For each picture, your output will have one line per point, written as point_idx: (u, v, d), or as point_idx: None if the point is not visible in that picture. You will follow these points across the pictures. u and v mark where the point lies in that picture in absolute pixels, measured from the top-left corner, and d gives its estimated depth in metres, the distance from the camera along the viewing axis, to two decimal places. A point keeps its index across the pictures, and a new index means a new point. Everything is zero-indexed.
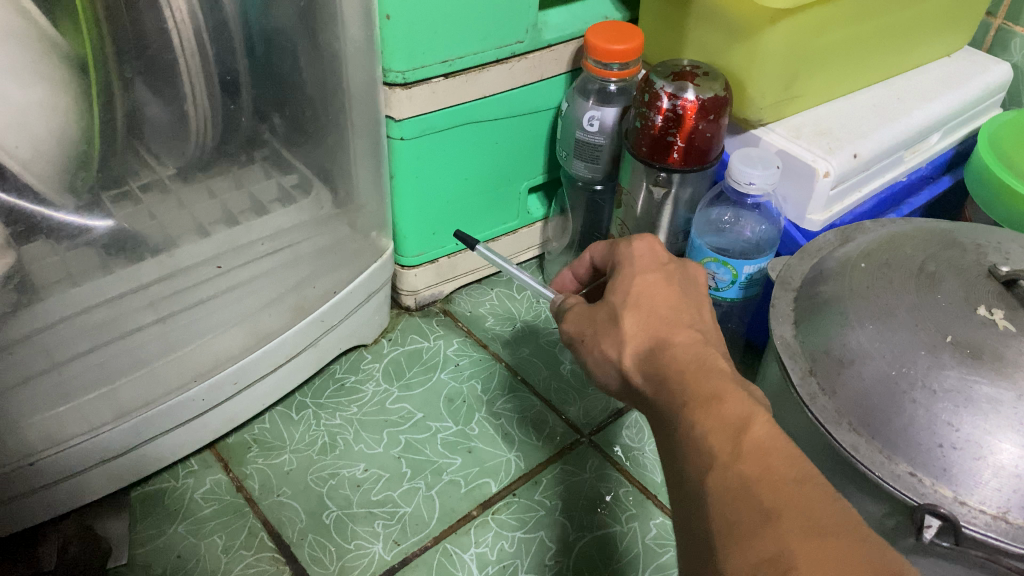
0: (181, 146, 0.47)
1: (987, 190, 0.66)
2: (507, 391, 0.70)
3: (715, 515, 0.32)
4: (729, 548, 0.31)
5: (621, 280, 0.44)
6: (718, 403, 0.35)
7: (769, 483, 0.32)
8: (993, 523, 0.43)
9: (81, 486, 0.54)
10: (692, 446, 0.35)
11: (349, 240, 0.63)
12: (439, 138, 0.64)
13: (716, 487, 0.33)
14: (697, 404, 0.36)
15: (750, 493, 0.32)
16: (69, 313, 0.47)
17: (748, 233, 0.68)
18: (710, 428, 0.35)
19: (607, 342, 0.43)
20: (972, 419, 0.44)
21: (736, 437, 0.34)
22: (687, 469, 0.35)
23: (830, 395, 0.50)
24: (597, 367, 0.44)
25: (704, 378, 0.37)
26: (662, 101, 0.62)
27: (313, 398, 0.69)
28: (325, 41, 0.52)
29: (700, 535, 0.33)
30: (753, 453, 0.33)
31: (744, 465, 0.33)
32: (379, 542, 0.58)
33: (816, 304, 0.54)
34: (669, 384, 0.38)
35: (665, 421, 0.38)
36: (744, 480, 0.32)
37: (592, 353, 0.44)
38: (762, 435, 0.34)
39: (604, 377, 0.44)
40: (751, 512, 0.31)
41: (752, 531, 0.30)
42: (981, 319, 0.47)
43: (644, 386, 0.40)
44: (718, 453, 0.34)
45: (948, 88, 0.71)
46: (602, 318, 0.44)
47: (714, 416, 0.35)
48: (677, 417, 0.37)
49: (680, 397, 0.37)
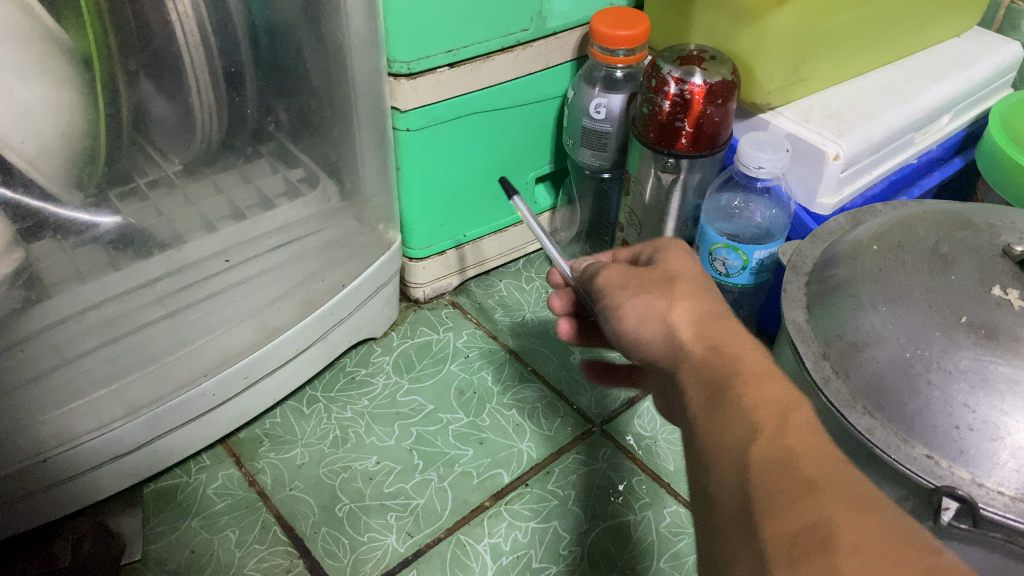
0: (187, 141, 0.47)
1: (999, 171, 0.65)
2: (517, 382, 0.70)
3: (753, 483, 0.31)
4: (770, 514, 0.29)
5: (671, 256, 0.45)
6: (767, 382, 0.35)
7: (815, 458, 0.31)
8: (1012, 505, 0.43)
9: (94, 482, 0.54)
10: (733, 416, 0.34)
11: (357, 233, 0.63)
12: (446, 128, 0.64)
13: (757, 459, 0.31)
14: (745, 379, 0.36)
15: (794, 463, 0.31)
16: (79, 310, 0.47)
17: (759, 217, 0.68)
18: (758, 402, 0.34)
19: (654, 296, 0.41)
20: (989, 401, 0.44)
21: (782, 415, 0.33)
22: (724, 439, 0.33)
23: (844, 378, 0.49)
24: (636, 317, 0.41)
25: (756, 358, 0.37)
26: (668, 86, 0.61)
27: (324, 392, 0.69)
28: (330, 32, 0.51)
29: (734, 505, 0.31)
30: (797, 430, 0.32)
31: (789, 439, 0.32)
32: (392, 534, 0.58)
33: (828, 288, 0.53)
34: (720, 353, 0.37)
35: (703, 386, 0.36)
36: (788, 452, 0.31)
37: (634, 302, 0.42)
38: (805, 420, 0.33)
39: (640, 328, 0.41)
40: (793, 480, 0.30)
41: (795, 498, 0.29)
42: (995, 300, 0.47)
43: (690, 344, 0.39)
44: (763, 426, 0.33)
45: (960, 68, 0.70)
46: (654, 278, 0.43)
47: (761, 392, 0.35)
48: (720, 387, 0.36)
49: (729, 369, 0.36)
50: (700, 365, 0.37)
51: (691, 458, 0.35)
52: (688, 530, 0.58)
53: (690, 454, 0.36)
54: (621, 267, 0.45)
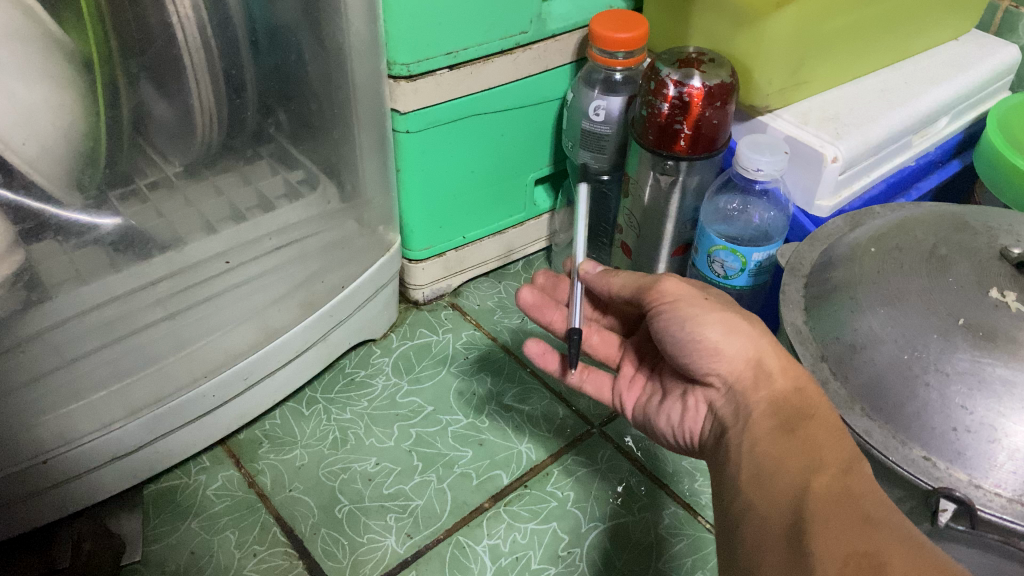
0: (187, 142, 0.47)
1: (997, 174, 0.66)
2: (516, 383, 0.70)
3: (811, 510, 0.35)
4: (826, 538, 0.33)
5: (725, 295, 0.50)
6: (837, 431, 0.39)
7: (870, 500, 0.35)
8: (1009, 506, 0.43)
9: (94, 483, 0.55)
10: (801, 453, 0.38)
11: (357, 235, 0.63)
12: (445, 130, 0.64)
13: (819, 487, 0.36)
14: (818, 423, 0.40)
15: (853, 499, 0.34)
16: (80, 311, 0.47)
17: (757, 219, 0.69)
18: (826, 444, 0.38)
19: (736, 322, 0.45)
20: (986, 402, 0.44)
21: (846, 460, 0.37)
22: (788, 466, 0.38)
23: (842, 380, 0.49)
24: (721, 331, 0.45)
25: (829, 408, 0.41)
26: (667, 89, 0.62)
27: (324, 393, 0.70)
28: (330, 35, 0.51)
29: (786, 519, 0.35)
30: (858, 475, 0.36)
31: (850, 479, 0.36)
32: (391, 536, 0.58)
33: (827, 290, 0.53)
34: (801, 393, 0.42)
35: (777, 417, 0.41)
36: (847, 489, 0.35)
37: (720, 318, 0.45)
38: (866, 471, 0.37)
39: (722, 342, 0.44)
40: (850, 514, 0.34)
41: (852, 530, 0.33)
42: (993, 302, 0.47)
43: (774, 374, 0.43)
44: (829, 464, 0.37)
45: (958, 71, 0.71)
46: (729, 308, 0.47)
47: (831, 439, 0.39)
48: (791, 425, 0.40)
49: (804, 408, 0.41)
50: (778, 399, 0.42)
51: (746, 471, 0.39)
52: (687, 531, 0.58)
53: (745, 467, 0.40)
54: (692, 284, 0.48)
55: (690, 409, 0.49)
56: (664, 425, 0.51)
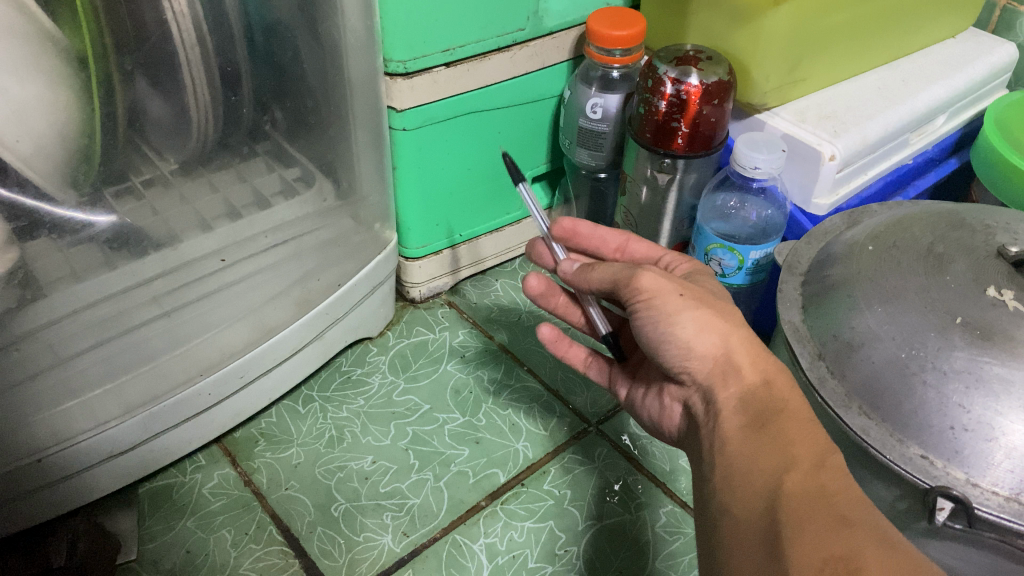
0: (183, 140, 0.47)
1: (994, 172, 0.66)
2: (513, 381, 0.70)
3: (785, 510, 0.34)
4: (802, 541, 0.32)
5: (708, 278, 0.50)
6: (809, 424, 0.39)
7: (847, 499, 0.35)
8: (1007, 505, 0.43)
9: (90, 481, 0.54)
10: (778, 448, 0.38)
11: (353, 232, 0.63)
12: (441, 128, 0.64)
13: (791, 485, 0.35)
14: (789, 416, 0.39)
15: (829, 498, 0.34)
16: (74, 309, 0.47)
17: (754, 216, 0.68)
18: (798, 439, 0.38)
19: (705, 320, 0.43)
20: (983, 400, 0.44)
21: (818, 454, 0.37)
22: (761, 464, 0.37)
23: (839, 378, 0.49)
24: (693, 329, 0.43)
25: (801, 401, 0.41)
26: (665, 87, 0.62)
27: (319, 391, 0.69)
28: (326, 32, 0.51)
29: (762, 522, 0.35)
30: (834, 471, 0.36)
31: (824, 477, 0.36)
32: (388, 534, 0.58)
33: (824, 288, 0.53)
34: (769, 388, 0.41)
35: (746, 413, 0.40)
36: (823, 487, 0.35)
37: (692, 315, 0.43)
38: (840, 462, 0.37)
39: (693, 340, 0.43)
40: (829, 517, 0.33)
41: (829, 532, 0.33)
42: (990, 300, 0.47)
43: (743, 368, 0.42)
44: (801, 460, 0.37)
45: (955, 68, 0.71)
46: (705, 298, 0.44)
47: (806, 435, 0.38)
48: (769, 421, 0.39)
49: (774, 403, 0.40)
50: (747, 394, 0.41)
51: (720, 469, 0.39)
52: (684, 529, 0.58)
53: (718, 467, 0.39)
54: (668, 276, 0.45)
55: (667, 402, 0.50)
56: (646, 417, 0.53)
